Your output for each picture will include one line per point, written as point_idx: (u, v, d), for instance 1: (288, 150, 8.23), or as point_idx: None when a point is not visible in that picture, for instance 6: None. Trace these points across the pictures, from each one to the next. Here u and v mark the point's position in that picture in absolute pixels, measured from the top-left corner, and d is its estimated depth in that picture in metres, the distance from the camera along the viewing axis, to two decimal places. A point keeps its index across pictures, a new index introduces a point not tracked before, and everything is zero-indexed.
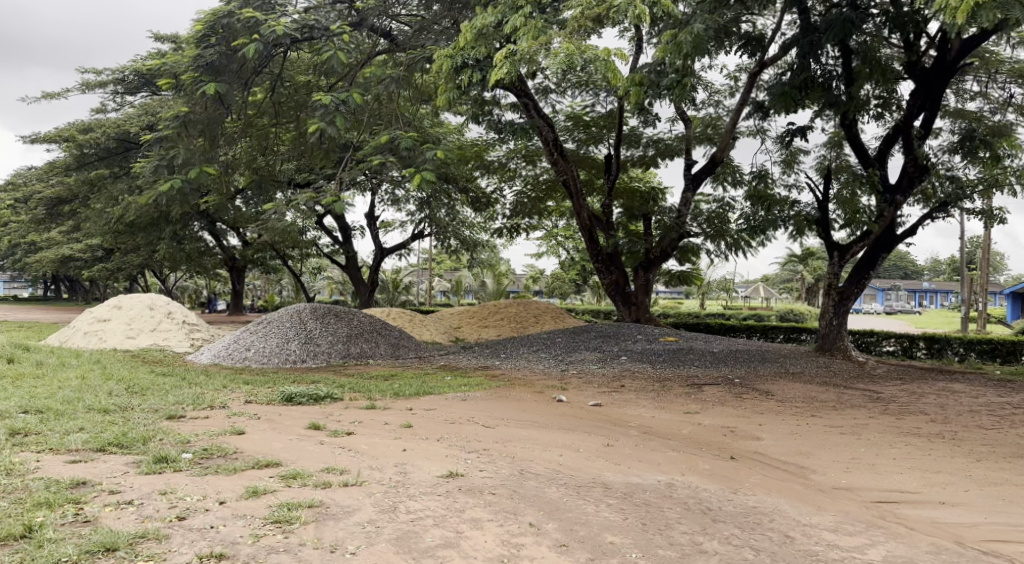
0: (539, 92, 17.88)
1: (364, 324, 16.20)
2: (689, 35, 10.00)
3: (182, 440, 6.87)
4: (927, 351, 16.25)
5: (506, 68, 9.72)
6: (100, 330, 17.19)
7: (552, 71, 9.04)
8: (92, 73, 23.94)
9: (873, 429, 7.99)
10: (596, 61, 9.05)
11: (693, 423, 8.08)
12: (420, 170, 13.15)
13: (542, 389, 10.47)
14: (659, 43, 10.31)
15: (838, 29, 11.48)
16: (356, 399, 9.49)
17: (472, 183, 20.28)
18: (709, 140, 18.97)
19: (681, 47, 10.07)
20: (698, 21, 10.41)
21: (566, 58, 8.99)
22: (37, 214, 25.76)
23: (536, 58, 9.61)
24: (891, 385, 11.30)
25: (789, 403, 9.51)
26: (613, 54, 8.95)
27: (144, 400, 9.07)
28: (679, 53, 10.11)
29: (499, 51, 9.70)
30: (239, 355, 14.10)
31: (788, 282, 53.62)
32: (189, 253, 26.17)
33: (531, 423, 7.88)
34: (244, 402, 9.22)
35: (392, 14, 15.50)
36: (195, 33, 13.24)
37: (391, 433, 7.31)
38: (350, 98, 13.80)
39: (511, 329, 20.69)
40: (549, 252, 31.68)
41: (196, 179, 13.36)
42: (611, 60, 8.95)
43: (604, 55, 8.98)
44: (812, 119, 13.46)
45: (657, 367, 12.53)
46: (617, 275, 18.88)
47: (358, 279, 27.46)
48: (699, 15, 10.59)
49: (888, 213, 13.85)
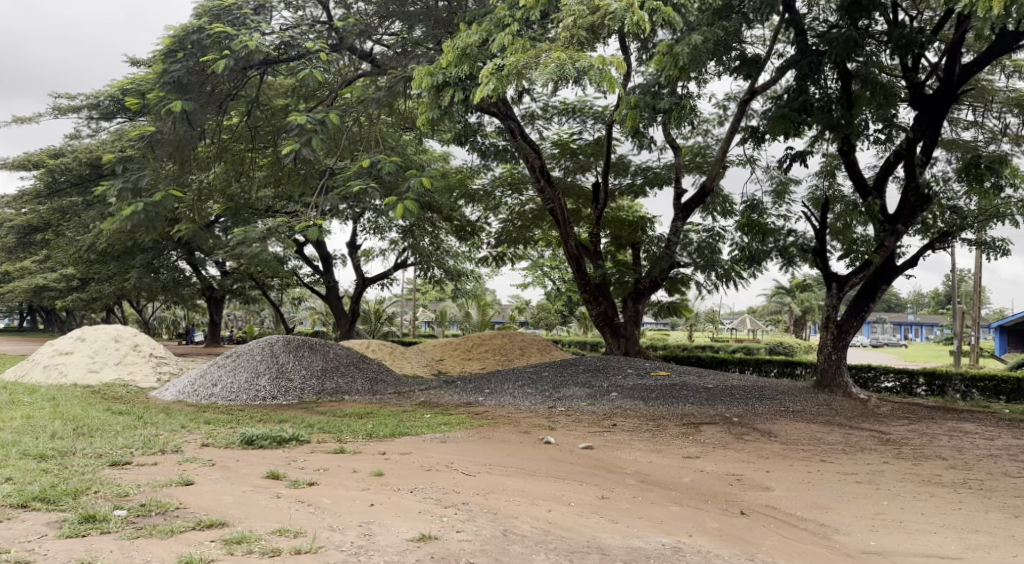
0: (525, 117, 17.35)
1: (341, 357, 15.38)
2: (686, 48, 9.45)
3: (121, 493, 6.06)
4: (927, 388, 15.61)
5: (492, 84, 8.88)
6: (61, 365, 16.26)
7: (542, 84, 8.39)
8: (65, 98, 23.33)
9: (891, 477, 7.28)
10: (590, 71, 8.31)
11: (693, 470, 7.35)
12: (401, 198, 12.44)
13: (528, 429, 9.69)
14: (653, 58, 9.72)
15: (842, 48, 10.89)
16: (325, 441, 8.68)
17: (456, 212, 19.56)
18: (699, 169, 18.47)
19: (677, 60, 9.50)
20: (696, 34, 9.85)
21: (556, 68, 8.30)
22: (6, 241, 24.83)
23: (525, 72, 8.82)
24: (899, 425, 10.59)
25: (795, 446, 8.78)
26: (608, 64, 8.24)
27: (90, 444, 8.23)
28: (675, 67, 9.58)
29: (485, 66, 8.91)
30: (204, 392, 13.21)
31: (776, 314, 53.14)
32: (164, 282, 25.26)
33: (517, 471, 7.12)
34: (201, 446, 8.38)
35: (374, 36, 14.86)
36: (164, 48, 12.69)
37: (359, 484, 6.51)
38: (328, 118, 13.13)
39: (496, 362, 19.91)
40: (535, 283, 30.99)
41: (161, 202, 12.43)
42: (607, 70, 8.25)
43: (598, 64, 8.27)
44: (811, 144, 12.80)
45: (650, 404, 11.76)
46: (605, 306, 18.18)
47: (339, 311, 26.58)
48: (699, 29, 10.07)
49: (889, 242, 13.19)
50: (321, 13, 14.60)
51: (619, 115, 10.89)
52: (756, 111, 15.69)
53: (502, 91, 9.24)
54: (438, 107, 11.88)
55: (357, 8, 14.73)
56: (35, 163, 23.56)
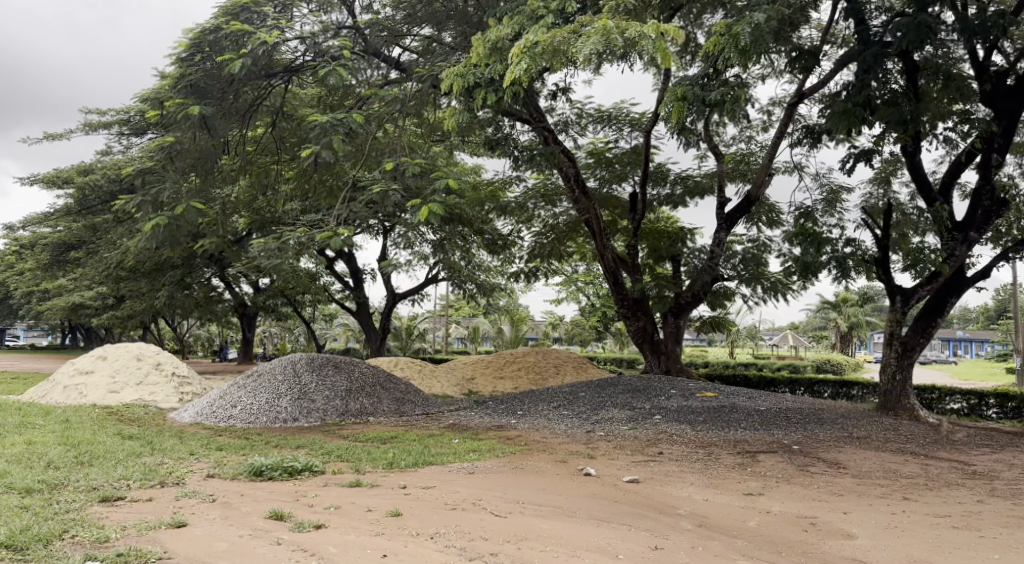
0: (560, 124, 16.52)
1: (367, 375, 14.54)
2: (747, 27, 8.45)
3: (100, 538, 5.33)
4: (999, 410, 14.34)
5: (524, 64, 7.97)
6: (81, 385, 15.71)
7: (586, 57, 7.50)
8: (94, 114, 23.10)
9: (992, 521, 6.28)
10: (643, 41, 7.36)
11: (757, 511, 6.39)
12: (428, 202, 11.60)
13: (565, 458, 8.77)
14: (710, 36, 8.70)
15: (915, 33, 9.76)
16: (341, 472, 7.88)
17: (488, 225, 18.70)
18: (743, 177, 17.46)
19: (738, 41, 8.50)
20: (758, 12, 8.83)
21: (604, 39, 7.45)
22: (40, 260, 24.51)
23: (562, 49, 7.90)
24: (982, 454, 9.50)
25: (870, 480, 7.76)
26: (666, 30, 7.30)
27: (86, 474, 7.52)
28: (734, 49, 8.57)
29: (517, 44, 7.98)
30: (223, 414, 12.55)
31: (820, 330, 51.30)
32: (195, 299, 24.70)
33: (555, 509, 6.27)
34: (205, 477, 7.62)
35: (402, 41, 14.13)
36: (181, 52, 12.14)
37: (374, 525, 5.74)
38: (352, 122, 12.41)
39: (531, 381, 18.95)
40: (570, 299, 30.05)
41: (184, 217, 11.68)
42: (662, 38, 7.31)
43: (653, 31, 7.33)
44: (874, 146, 11.65)
45: (698, 429, 10.75)
46: (643, 321, 17.13)
47: (370, 327, 25.86)
48: (761, 8, 9.06)
49: (961, 251, 11.99)
50: (345, 17, 13.94)
51: (663, 108, 9.93)
52: (805, 114, 14.67)
53: (537, 71, 8.28)
54: (467, 107, 11.04)
55: (383, 14, 14.08)
56: (65, 179, 23.30)
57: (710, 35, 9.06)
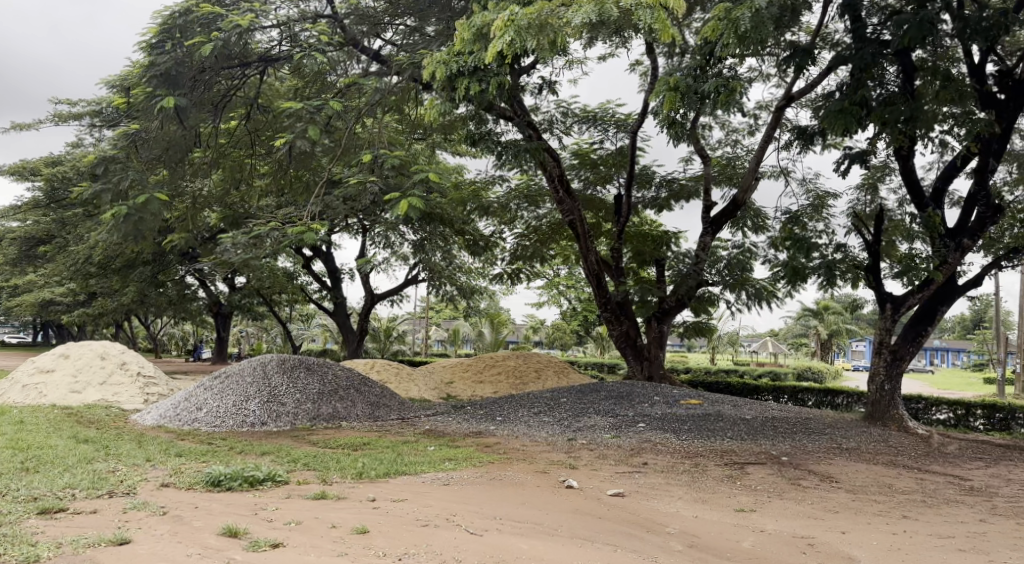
0: (545, 122, 16.07)
1: (340, 378, 13.99)
2: (748, 11, 8.07)
3: (29, 558, 4.85)
4: (986, 422, 14.05)
5: (506, 40, 7.52)
6: (41, 385, 15.03)
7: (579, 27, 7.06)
8: (65, 104, 22.37)
9: (999, 544, 5.89)
10: (641, 12, 6.92)
11: (751, 530, 5.96)
12: (405, 197, 11.07)
13: (544, 469, 8.29)
14: (708, 21, 8.36)
15: (917, 30, 9.39)
16: (307, 482, 7.37)
17: (469, 226, 18.22)
18: (729, 181, 17.09)
19: (737, 26, 8.13)
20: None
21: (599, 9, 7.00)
22: (8, 254, 23.73)
23: (548, 24, 7.46)
24: (977, 469, 9.15)
25: (865, 496, 7.37)
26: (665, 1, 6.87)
27: (28, 482, 6.97)
28: (733, 34, 8.19)
29: (499, 19, 7.54)
30: (187, 417, 11.98)
31: (800, 336, 51.21)
32: (168, 298, 23.94)
33: (534, 526, 5.80)
34: (159, 487, 7.08)
35: (383, 33, 13.63)
36: (150, 38, 11.56)
37: (336, 543, 5.25)
38: (327, 112, 11.88)
39: (510, 386, 18.48)
40: (551, 302, 29.63)
41: (148, 209, 11.07)
42: (659, 10, 6.88)
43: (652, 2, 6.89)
44: (868, 149, 11.28)
45: (684, 439, 10.31)
46: (626, 325, 16.69)
47: (347, 328, 25.27)
48: None
49: (954, 257, 11.67)
50: (324, 6, 13.39)
51: (654, 100, 9.54)
52: (793, 118, 14.33)
53: (520, 49, 7.81)
54: (449, 98, 10.53)
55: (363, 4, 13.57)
56: (33, 171, 22.52)
57: (708, 19, 8.63)
